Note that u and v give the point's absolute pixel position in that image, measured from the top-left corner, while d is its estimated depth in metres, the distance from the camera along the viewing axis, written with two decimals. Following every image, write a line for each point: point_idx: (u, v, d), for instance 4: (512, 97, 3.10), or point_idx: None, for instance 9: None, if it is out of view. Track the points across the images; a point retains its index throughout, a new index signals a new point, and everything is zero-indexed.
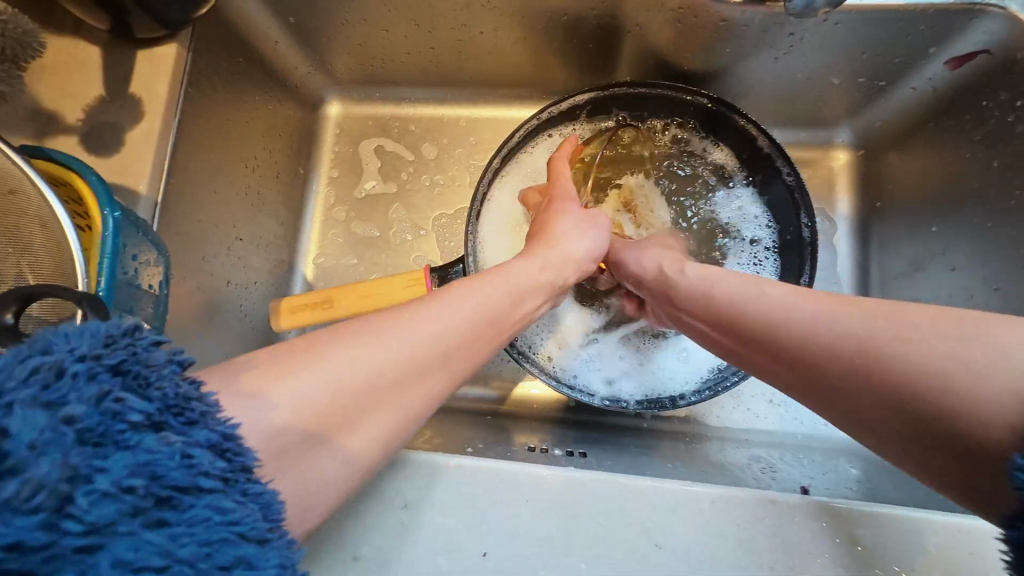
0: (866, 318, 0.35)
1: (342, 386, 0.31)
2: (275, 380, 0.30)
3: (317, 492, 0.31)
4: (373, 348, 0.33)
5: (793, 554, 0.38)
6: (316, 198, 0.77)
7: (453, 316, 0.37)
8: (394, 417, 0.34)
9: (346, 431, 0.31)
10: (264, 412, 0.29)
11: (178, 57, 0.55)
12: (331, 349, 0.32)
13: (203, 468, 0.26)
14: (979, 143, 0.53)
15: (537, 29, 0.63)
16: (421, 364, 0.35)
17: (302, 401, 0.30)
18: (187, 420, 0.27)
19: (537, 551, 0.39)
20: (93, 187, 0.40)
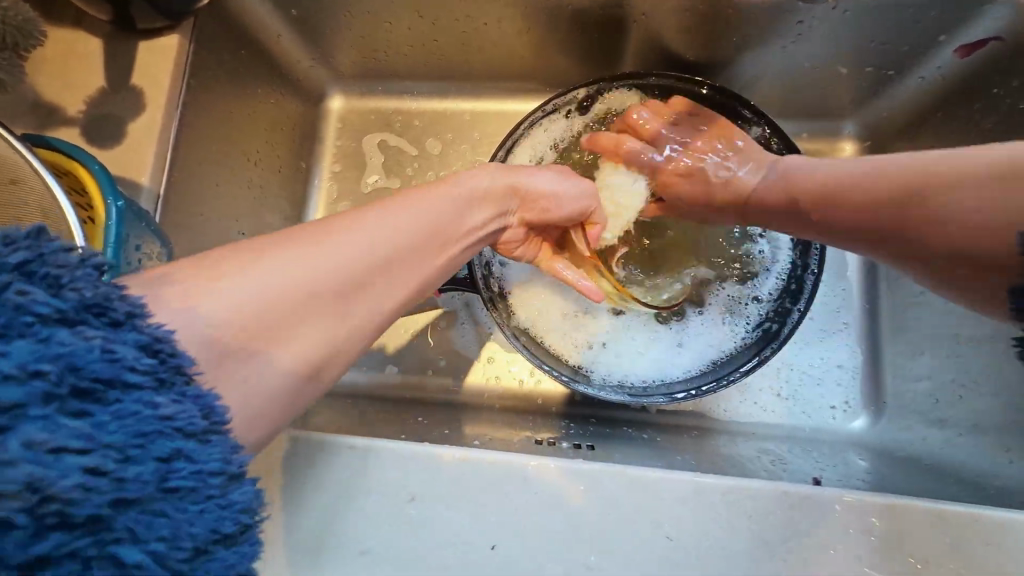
0: None
1: (272, 291, 0.30)
2: (202, 284, 0.29)
3: (257, 397, 0.30)
4: (302, 255, 0.32)
5: (806, 545, 0.38)
6: (318, 193, 0.76)
7: (392, 226, 0.36)
8: (335, 326, 0.32)
9: (283, 338, 0.30)
10: (188, 322, 0.28)
11: (180, 48, 0.54)
12: (260, 256, 0.31)
13: (128, 362, 0.26)
14: (989, 132, 0.53)
15: (541, 20, 0.62)
16: (358, 271, 0.33)
17: (229, 305, 0.29)
18: (112, 320, 0.26)
19: (545, 543, 0.39)
20: (95, 176, 0.40)
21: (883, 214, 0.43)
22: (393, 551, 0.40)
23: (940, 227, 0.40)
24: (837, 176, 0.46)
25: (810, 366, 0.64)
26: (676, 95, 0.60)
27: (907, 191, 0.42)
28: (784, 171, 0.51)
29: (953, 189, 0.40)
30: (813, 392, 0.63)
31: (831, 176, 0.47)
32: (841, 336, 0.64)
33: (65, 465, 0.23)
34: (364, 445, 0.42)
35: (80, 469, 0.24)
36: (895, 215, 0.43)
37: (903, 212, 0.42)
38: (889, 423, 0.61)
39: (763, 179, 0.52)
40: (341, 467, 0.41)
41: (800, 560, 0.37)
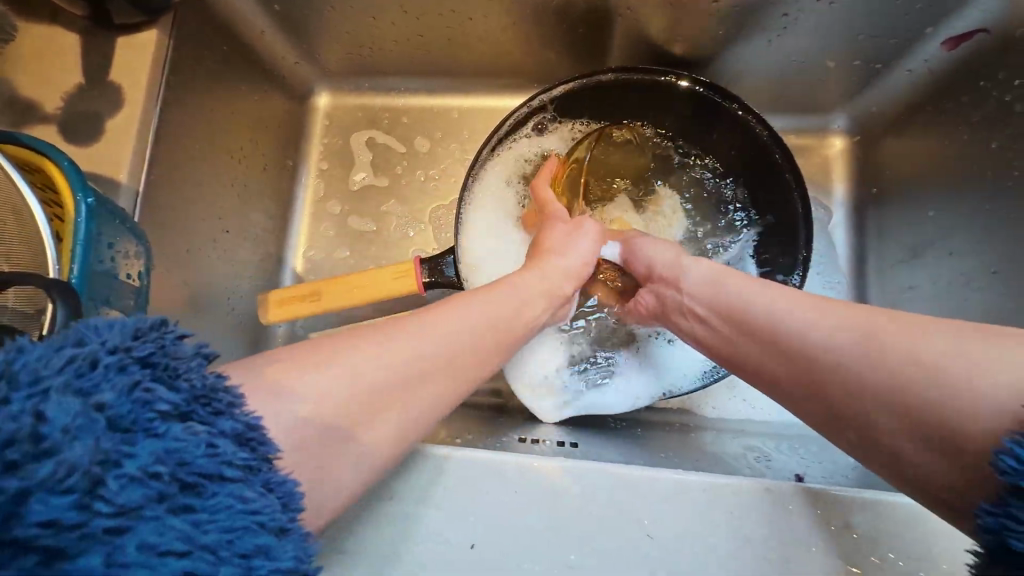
0: (888, 323, 0.34)
1: (364, 382, 0.33)
2: (305, 371, 0.32)
3: (341, 482, 0.32)
4: (388, 350, 0.34)
5: (788, 542, 0.37)
6: (305, 191, 0.76)
7: (446, 337, 0.37)
8: (412, 417, 0.35)
9: (369, 427, 0.33)
10: (295, 406, 0.31)
11: (159, 43, 0.54)
12: (359, 342, 0.34)
13: (227, 457, 0.27)
14: (977, 126, 0.52)
15: (526, 15, 0.62)
16: (437, 364, 0.36)
17: (324, 393, 0.32)
18: (215, 409, 0.28)
19: (525, 543, 0.38)
20: (65, 173, 0.39)
21: (808, 343, 0.36)
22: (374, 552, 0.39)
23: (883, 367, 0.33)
24: (798, 322, 0.37)
25: None
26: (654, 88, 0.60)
27: (908, 381, 0.32)
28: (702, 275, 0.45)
29: (920, 338, 0.33)
30: None
31: (785, 330, 0.38)
32: None
33: (165, 563, 0.23)
34: None
35: (178, 565, 0.24)
36: (876, 337, 0.34)
37: (840, 367, 0.35)
38: None
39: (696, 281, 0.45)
40: None
41: (783, 558, 0.37)
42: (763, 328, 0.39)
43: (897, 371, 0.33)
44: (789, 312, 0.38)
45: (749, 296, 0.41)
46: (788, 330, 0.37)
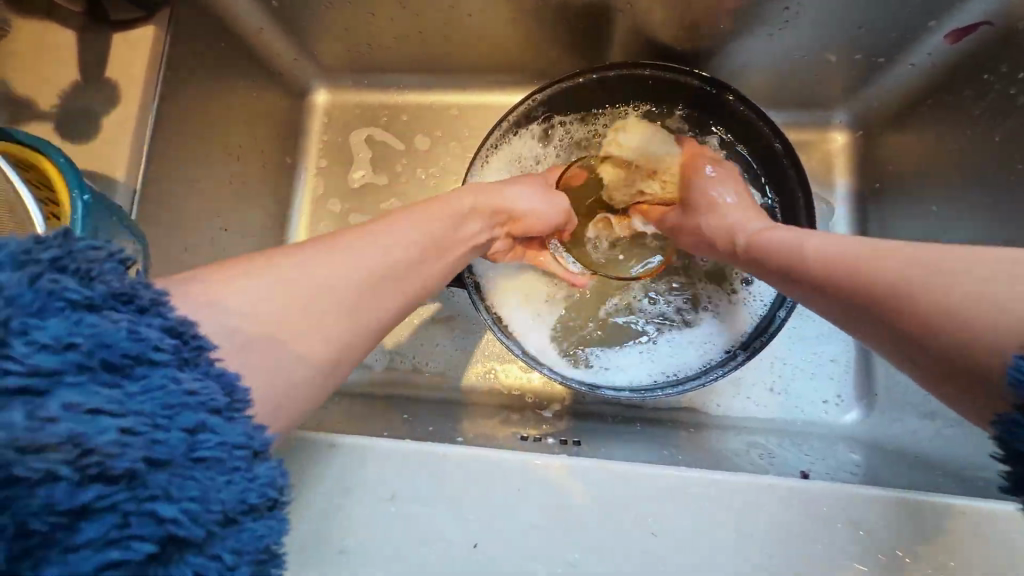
0: (900, 263, 0.34)
1: (309, 281, 0.32)
2: (253, 273, 0.31)
3: (287, 408, 0.31)
4: (315, 266, 0.33)
5: (792, 538, 0.37)
6: (304, 189, 0.75)
7: (382, 247, 0.37)
8: (349, 336, 0.34)
9: (305, 328, 0.32)
10: (218, 312, 0.29)
11: (155, 39, 0.53)
12: (297, 252, 0.33)
13: (236, 445, 0.27)
14: (979, 119, 0.52)
15: (525, 11, 0.61)
16: (371, 276, 0.35)
17: (254, 300, 0.30)
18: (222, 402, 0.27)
19: (528, 542, 0.38)
20: (59, 169, 0.39)
21: (845, 271, 0.37)
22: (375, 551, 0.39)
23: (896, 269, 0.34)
24: (851, 252, 0.37)
25: (801, 361, 0.63)
26: (653, 84, 0.59)
27: (916, 313, 0.32)
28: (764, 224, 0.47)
29: (961, 272, 0.31)
30: (805, 386, 0.63)
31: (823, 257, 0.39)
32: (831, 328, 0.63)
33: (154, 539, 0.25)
34: (346, 443, 0.41)
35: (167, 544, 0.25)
36: (897, 280, 0.33)
37: (872, 277, 0.35)
38: (881, 415, 0.60)
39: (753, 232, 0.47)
40: (322, 465, 0.41)
41: (788, 554, 0.36)
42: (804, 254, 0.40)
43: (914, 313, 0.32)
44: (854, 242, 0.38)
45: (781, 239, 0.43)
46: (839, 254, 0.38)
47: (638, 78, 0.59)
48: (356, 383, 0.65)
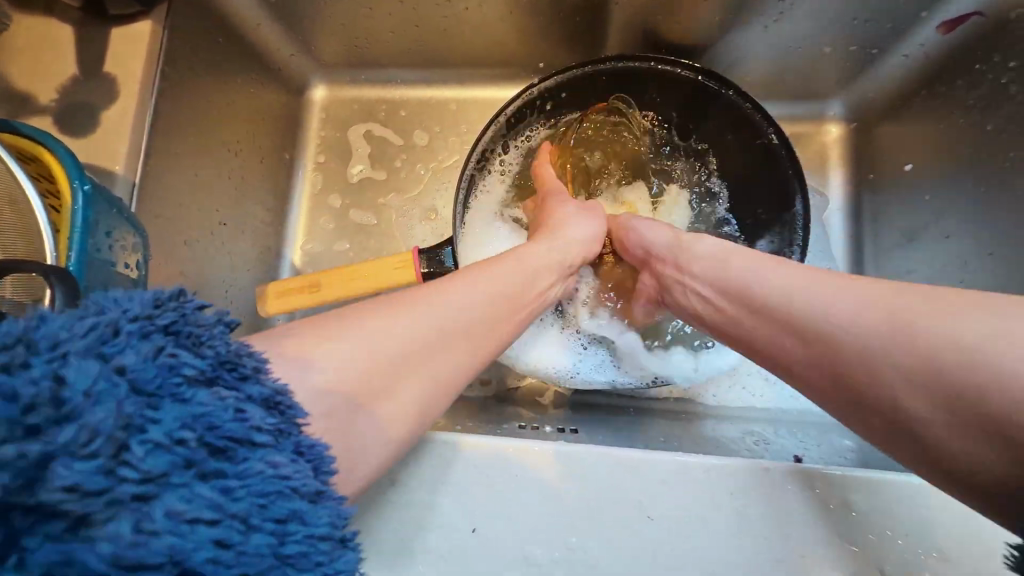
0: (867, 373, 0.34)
1: (371, 357, 0.33)
2: (315, 342, 0.32)
3: (363, 462, 0.33)
4: (411, 321, 0.35)
5: (786, 521, 0.37)
6: (303, 184, 0.76)
7: (450, 310, 0.37)
8: (429, 395, 0.36)
9: (392, 393, 0.34)
10: (310, 373, 0.31)
11: (155, 33, 0.54)
12: (369, 314, 0.35)
13: (256, 423, 0.26)
14: (973, 108, 0.52)
15: (522, 4, 0.61)
16: (452, 332, 0.37)
17: (341, 367, 0.32)
18: (240, 375, 0.27)
19: (528, 526, 0.39)
20: (61, 161, 0.39)
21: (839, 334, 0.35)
22: (376, 537, 0.39)
23: (853, 309, 0.35)
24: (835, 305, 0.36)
25: None
26: (648, 78, 0.60)
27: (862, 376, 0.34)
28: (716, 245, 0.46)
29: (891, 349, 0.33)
30: None
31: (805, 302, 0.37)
32: None
33: (195, 530, 0.23)
34: None
35: (207, 533, 0.23)
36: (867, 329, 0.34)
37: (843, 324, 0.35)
38: None
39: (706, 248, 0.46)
40: None
41: (783, 537, 0.37)
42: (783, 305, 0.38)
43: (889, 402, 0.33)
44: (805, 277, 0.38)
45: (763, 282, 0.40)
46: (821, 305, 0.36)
47: (633, 73, 0.59)
48: None
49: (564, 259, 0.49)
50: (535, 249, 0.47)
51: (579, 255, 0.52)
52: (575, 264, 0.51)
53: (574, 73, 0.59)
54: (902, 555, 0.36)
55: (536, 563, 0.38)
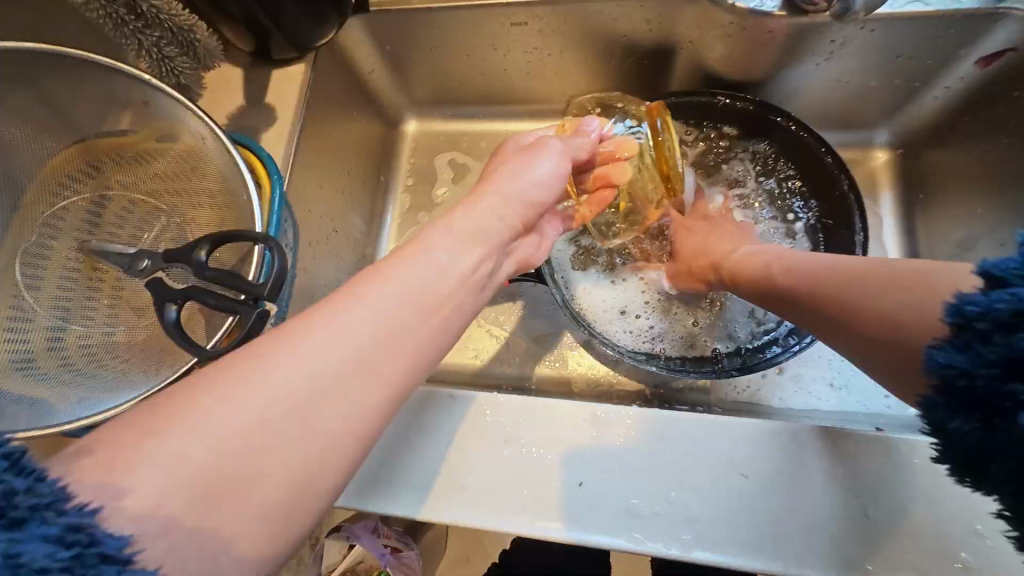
0: (833, 276, 0.42)
1: (215, 455, 0.26)
2: (118, 461, 0.25)
3: (239, 574, 0.26)
4: (237, 403, 0.27)
5: (877, 482, 0.41)
6: (395, 202, 0.86)
7: (296, 352, 0.29)
8: (307, 472, 0.28)
9: (249, 485, 0.26)
10: (119, 500, 0.24)
11: (304, 73, 0.66)
12: (203, 400, 0.27)
13: (37, 563, 0.23)
14: (1016, 130, 0.58)
15: (598, 50, 0.72)
16: (321, 391, 0.28)
17: (163, 482, 0.25)
18: (14, 520, 0.24)
19: (633, 479, 0.43)
20: (264, 162, 0.49)
21: (825, 279, 0.43)
22: (492, 488, 0.44)
23: (876, 276, 0.39)
24: (817, 266, 0.45)
25: None
26: (705, 108, 0.67)
27: (845, 288, 0.41)
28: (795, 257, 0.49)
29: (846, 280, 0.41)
30: (867, 381, 0.66)
31: (823, 280, 0.43)
32: None
33: None
34: (463, 395, 0.48)
35: None
36: (820, 270, 0.45)
37: (874, 301, 0.38)
38: None
39: (765, 262, 0.52)
40: (447, 412, 0.47)
41: (875, 497, 0.40)
42: (833, 293, 0.42)
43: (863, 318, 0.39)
44: (840, 262, 0.43)
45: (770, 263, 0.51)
46: (861, 288, 0.39)
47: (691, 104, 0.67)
48: (444, 371, 0.73)
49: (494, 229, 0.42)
50: (465, 229, 0.40)
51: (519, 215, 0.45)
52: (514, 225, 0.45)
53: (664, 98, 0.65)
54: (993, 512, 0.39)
55: (640, 513, 0.42)
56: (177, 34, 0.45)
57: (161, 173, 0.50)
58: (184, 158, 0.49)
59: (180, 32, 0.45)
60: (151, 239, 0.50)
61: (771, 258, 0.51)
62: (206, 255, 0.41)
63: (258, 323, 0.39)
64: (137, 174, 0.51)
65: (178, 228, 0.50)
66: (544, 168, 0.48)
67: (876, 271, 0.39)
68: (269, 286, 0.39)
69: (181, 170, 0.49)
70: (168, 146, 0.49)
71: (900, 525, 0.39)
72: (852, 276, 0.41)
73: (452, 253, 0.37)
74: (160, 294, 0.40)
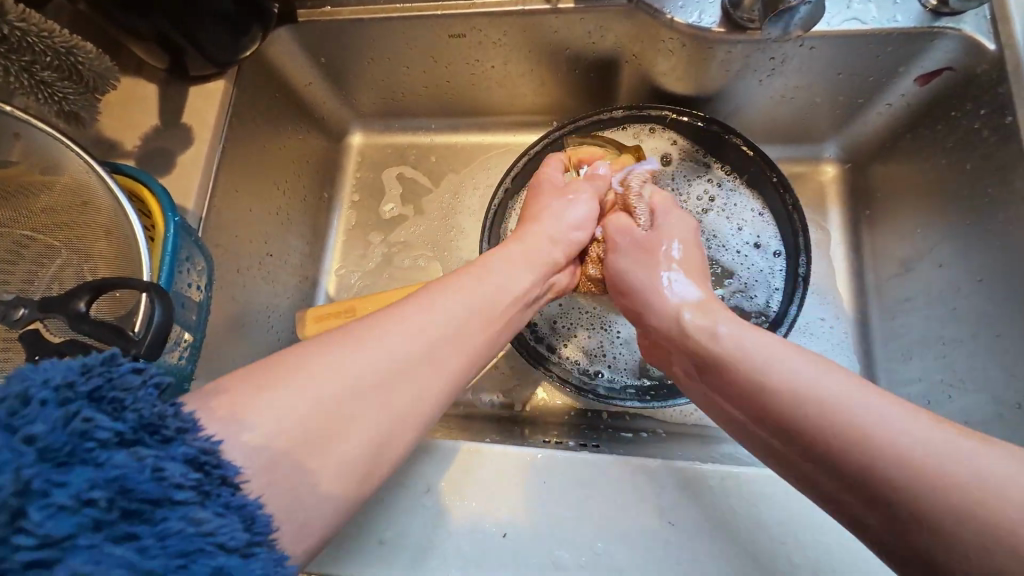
0: (889, 430, 0.32)
1: (323, 403, 0.33)
2: (250, 398, 0.32)
3: (318, 513, 0.32)
4: (337, 371, 0.34)
5: (801, 526, 0.39)
6: (340, 219, 0.82)
7: (401, 337, 0.37)
8: (379, 440, 0.35)
9: (339, 440, 0.33)
10: (240, 434, 0.30)
11: (224, 90, 0.62)
12: (318, 360, 0.34)
13: (176, 479, 0.27)
14: (952, 149, 0.57)
15: (541, 62, 0.69)
16: (404, 374, 0.36)
17: (279, 424, 0.31)
18: (164, 438, 0.28)
19: (557, 530, 0.41)
20: (157, 197, 0.47)
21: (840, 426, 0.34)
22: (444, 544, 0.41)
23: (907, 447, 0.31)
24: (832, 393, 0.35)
25: None
26: (656, 121, 0.65)
27: (897, 450, 0.31)
28: (735, 338, 0.41)
29: (874, 411, 0.33)
30: None
31: (799, 409, 0.36)
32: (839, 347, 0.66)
33: None
34: (435, 444, 0.45)
35: None
36: (839, 414, 0.34)
37: (943, 503, 0.30)
38: None
39: (728, 347, 0.41)
40: None
41: (801, 543, 0.39)
42: (802, 423, 0.35)
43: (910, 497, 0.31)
44: (829, 383, 0.36)
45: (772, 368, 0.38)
46: (827, 424, 0.34)
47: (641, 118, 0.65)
48: None
49: (540, 258, 0.50)
50: (511, 261, 0.48)
51: (562, 252, 0.52)
52: (556, 260, 0.52)
53: (610, 116, 0.64)
54: None
55: (563, 566, 0.40)
56: (58, 56, 0.42)
57: (48, 208, 0.45)
58: (72, 191, 0.45)
59: (60, 55, 0.42)
60: (46, 278, 0.45)
61: (707, 328, 0.43)
62: (87, 305, 0.37)
63: None
64: (23, 209, 0.45)
65: (79, 264, 0.45)
66: (577, 217, 0.54)
67: (900, 446, 0.31)
68: (147, 342, 0.36)
69: (70, 204, 0.45)
70: (54, 179, 0.45)
71: (826, 575, 0.38)
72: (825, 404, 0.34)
73: (502, 279, 0.46)
74: (36, 350, 0.37)
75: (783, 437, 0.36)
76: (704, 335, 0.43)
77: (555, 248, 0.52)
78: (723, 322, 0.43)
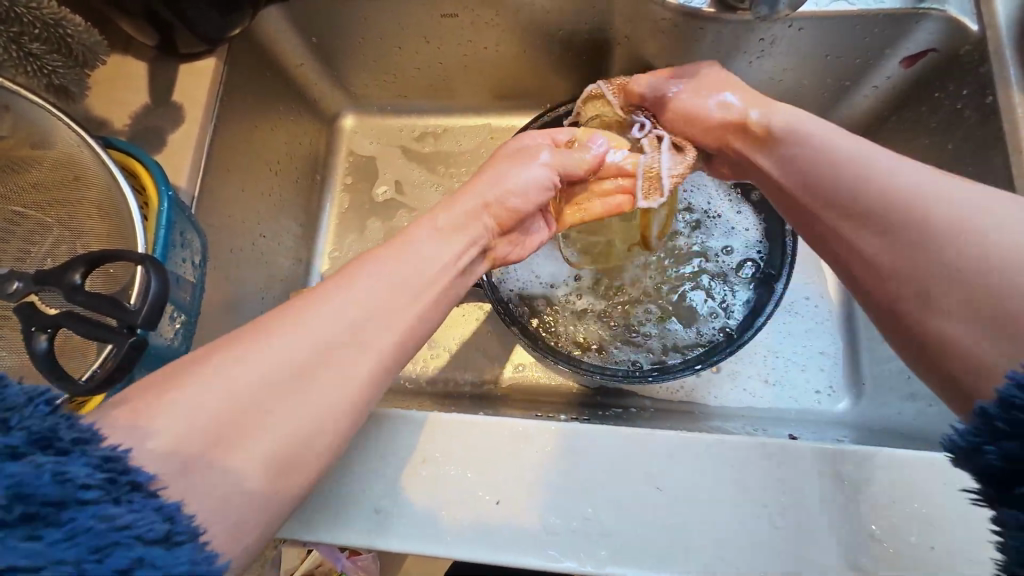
0: (910, 180, 0.37)
1: (224, 399, 0.31)
2: (152, 409, 0.30)
3: (244, 514, 0.31)
4: (240, 366, 0.33)
5: (783, 488, 0.41)
6: (331, 202, 0.82)
7: (316, 319, 0.35)
8: (302, 435, 0.33)
9: (253, 430, 0.32)
10: (143, 442, 0.29)
11: (216, 68, 0.62)
12: (217, 362, 0.33)
13: (79, 480, 0.26)
14: (936, 130, 0.58)
15: (533, 44, 0.69)
16: (312, 356, 0.34)
17: (182, 428, 0.30)
18: (60, 450, 0.27)
19: (550, 496, 0.42)
20: (151, 171, 0.47)
21: (902, 204, 0.37)
22: (425, 505, 0.43)
23: (939, 213, 0.35)
24: (917, 180, 0.37)
25: (794, 353, 0.68)
26: None
27: (938, 218, 0.35)
28: (792, 121, 0.47)
29: (895, 171, 0.38)
30: (798, 377, 0.67)
31: (902, 205, 0.37)
32: (821, 325, 0.68)
33: None
34: (389, 414, 0.46)
35: None
36: (876, 199, 0.38)
37: (951, 252, 0.34)
38: (870, 401, 0.64)
39: (791, 154, 0.46)
40: (361, 434, 0.45)
41: (781, 506, 0.41)
42: (852, 184, 0.40)
43: (913, 269, 0.35)
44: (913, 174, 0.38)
45: (823, 166, 0.42)
46: (883, 195, 0.38)
47: None
48: None
49: (463, 226, 0.47)
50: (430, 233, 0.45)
51: (495, 214, 0.49)
52: (489, 223, 0.49)
53: None
54: (890, 518, 0.40)
55: (556, 530, 0.41)
56: (47, 28, 0.41)
57: (39, 183, 0.45)
58: (63, 165, 0.45)
59: (48, 27, 0.41)
60: (41, 254, 0.45)
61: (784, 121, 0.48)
62: (82, 278, 0.37)
63: (134, 353, 0.37)
64: (12, 185, 0.45)
65: (72, 241, 0.45)
66: (520, 179, 0.51)
67: (902, 186, 0.37)
68: (145, 313, 0.37)
69: (61, 179, 0.45)
70: (45, 154, 0.45)
71: (805, 535, 0.40)
72: (914, 203, 0.36)
73: (438, 254, 0.44)
74: (29, 321, 0.36)
75: (851, 218, 0.40)
76: (773, 163, 0.47)
77: (488, 209, 0.49)
78: (759, 109, 0.51)
